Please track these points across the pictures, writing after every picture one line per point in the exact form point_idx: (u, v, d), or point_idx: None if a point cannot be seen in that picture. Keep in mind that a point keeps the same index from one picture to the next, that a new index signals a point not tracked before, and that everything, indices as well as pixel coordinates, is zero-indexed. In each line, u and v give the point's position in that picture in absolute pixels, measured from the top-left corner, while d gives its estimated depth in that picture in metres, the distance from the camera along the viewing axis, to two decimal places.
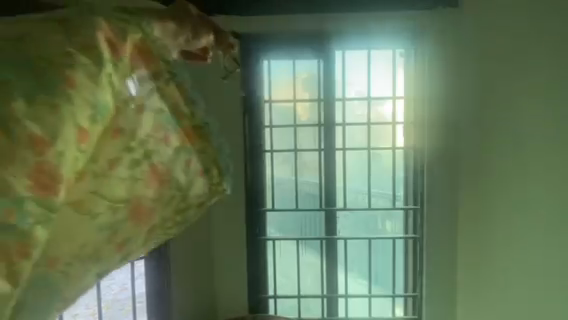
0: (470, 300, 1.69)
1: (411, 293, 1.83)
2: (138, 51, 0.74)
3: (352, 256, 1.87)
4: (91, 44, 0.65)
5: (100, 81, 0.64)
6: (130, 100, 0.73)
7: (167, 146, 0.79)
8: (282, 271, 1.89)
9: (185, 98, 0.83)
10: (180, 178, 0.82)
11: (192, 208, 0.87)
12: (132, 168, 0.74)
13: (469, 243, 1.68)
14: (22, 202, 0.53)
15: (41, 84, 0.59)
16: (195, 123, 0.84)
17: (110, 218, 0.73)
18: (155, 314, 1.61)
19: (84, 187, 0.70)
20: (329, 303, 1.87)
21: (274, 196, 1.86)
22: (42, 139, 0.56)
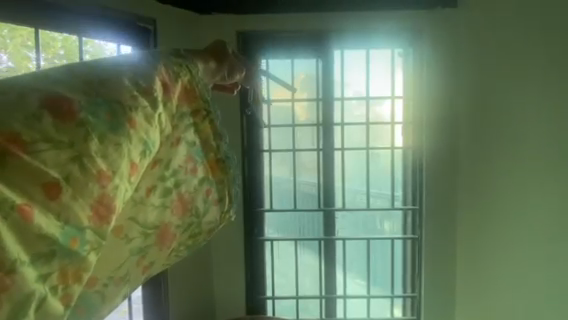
0: (469, 301, 1.68)
1: (410, 294, 1.83)
2: (184, 87, 0.56)
3: (351, 256, 1.86)
4: (145, 83, 0.47)
5: (155, 124, 0.47)
6: (171, 133, 0.54)
7: (195, 177, 0.57)
8: (280, 272, 1.87)
9: (217, 132, 0.61)
10: (203, 211, 0.58)
11: (203, 237, 0.61)
12: (160, 197, 0.53)
13: (468, 243, 1.68)
14: (82, 233, 0.37)
15: (99, 83, 0.44)
16: (221, 153, 0.61)
17: (140, 248, 0.52)
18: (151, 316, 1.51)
19: (125, 214, 0.49)
20: (329, 304, 1.85)
21: (273, 196, 1.85)
22: (104, 171, 0.39)
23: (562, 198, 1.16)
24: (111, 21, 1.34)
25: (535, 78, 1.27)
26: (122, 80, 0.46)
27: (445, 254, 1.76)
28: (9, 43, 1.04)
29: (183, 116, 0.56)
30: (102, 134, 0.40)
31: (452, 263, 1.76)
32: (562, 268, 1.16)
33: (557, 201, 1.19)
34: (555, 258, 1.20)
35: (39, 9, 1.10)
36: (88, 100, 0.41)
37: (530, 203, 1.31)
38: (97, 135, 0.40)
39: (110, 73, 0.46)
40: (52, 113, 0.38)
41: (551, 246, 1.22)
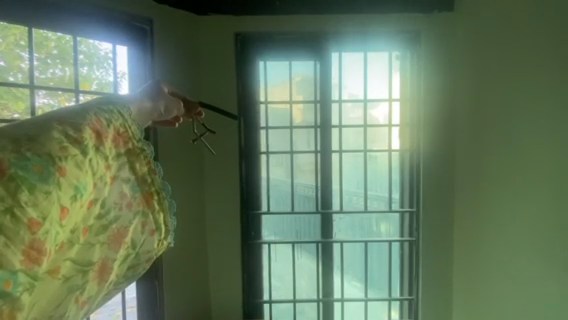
0: (465, 305, 1.68)
1: (407, 297, 1.83)
2: (117, 132, 0.61)
3: (348, 259, 1.85)
4: (75, 133, 0.53)
5: (85, 168, 0.52)
6: (106, 173, 0.57)
7: (130, 212, 0.61)
8: (276, 275, 1.86)
9: (151, 167, 0.65)
10: (140, 243, 0.63)
11: (144, 266, 0.66)
12: (96, 235, 0.57)
13: (467, 246, 1.68)
14: (14, 275, 0.42)
15: (25, 139, 0.48)
16: (157, 186, 0.65)
17: (79, 285, 0.54)
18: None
19: (63, 256, 0.52)
20: (326, 307, 1.83)
21: (269, 199, 1.83)
22: (35, 218, 0.44)
23: (555, 199, 1.15)
24: (106, 21, 1.32)
25: (528, 78, 1.27)
26: (51, 132, 0.51)
27: (441, 256, 1.77)
28: (1, 42, 1.06)
29: (119, 155, 0.61)
30: (32, 185, 0.45)
31: (449, 265, 1.76)
32: (556, 269, 1.15)
33: (549, 202, 1.18)
34: (548, 259, 1.19)
35: (33, 10, 1.12)
36: (17, 157, 0.46)
37: (524, 205, 1.31)
38: (27, 186, 0.45)
39: (37, 128, 0.50)
40: None
41: (544, 247, 1.21)
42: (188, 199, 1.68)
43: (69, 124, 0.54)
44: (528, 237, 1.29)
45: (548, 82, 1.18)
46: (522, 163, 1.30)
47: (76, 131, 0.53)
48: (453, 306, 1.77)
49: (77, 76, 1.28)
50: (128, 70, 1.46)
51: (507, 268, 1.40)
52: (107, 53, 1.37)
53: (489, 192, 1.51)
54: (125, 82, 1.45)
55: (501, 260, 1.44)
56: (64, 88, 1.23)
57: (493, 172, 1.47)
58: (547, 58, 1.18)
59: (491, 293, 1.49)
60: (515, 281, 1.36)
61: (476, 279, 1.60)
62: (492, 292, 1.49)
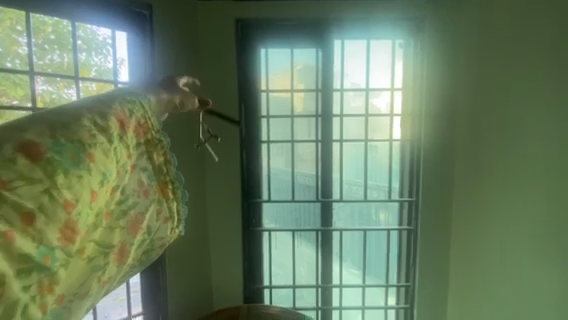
0: (461, 294, 1.72)
1: (404, 283, 1.87)
2: (138, 123, 0.64)
3: (347, 247, 1.89)
4: (102, 121, 0.55)
5: (111, 156, 0.55)
6: (127, 161, 0.61)
7: (147, 199, 0.65)
8: (277, 261, 1.90)
9: (166, 159, 0.70)
10: (155, 229, 0.66)
11: (156, 251, 0.70)
12: (118, 219, 0.59)
13: (466, 239, 1.68)
14: (52, 252, 0.44)
15: (58, 124, 0.49)
16: (171, 176, 0.70)
17: (102, 266, 0.55)
18: (150, 304, 1.55)
19: (92, 237, 0.53)
20: (324, 292, 1.89)
21: (270, 187, 1.85)
22: (70, 199, 0.46)
23: (556, 190, 1.15)
24: (105, 5, 1.30)
25: (533, 68, 1.25)
26: (82, 120, 0.53)
27: (439, 245, 1.79)
28: None
29: (138, 146, 0.64)
30: (68, 168, 0.47)
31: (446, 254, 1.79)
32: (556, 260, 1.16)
33: (550, 193, 1.18)
34: (547, 249, 1.20)
35: None
36: (53, 141, 0.46)
37: (523, 196, 1.31)
38: (63, 170, 0.46)
39: (69, 114, 0.52)
40: (24, 152, 0.43)
41: (543, 237, 1.22)
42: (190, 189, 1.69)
43: (98, 112, 0.56)
44: (527, 228, 1.30)
45: (554, 72, 1.16)
46: (524, 154, 1.30)
47: (105, 118, 0.56)
48: (449, 293, 1.81)
49: (76, 62, 1.27)
50: (128, 58, 1.46)
51: (504, 257, 1.42)
52: (106, 39, 1.36)
53: (488, 183, 1.51)
54: (125, 69, 1.44)
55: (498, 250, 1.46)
56: (62, 75, 1.23)
57: (494, 163, 1.47)
58: (553, 47, 1.16)
59: (487, 283, 1.52)
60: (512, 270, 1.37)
61: (472, 268, 1.63)
62: (488, 282, 1.51)
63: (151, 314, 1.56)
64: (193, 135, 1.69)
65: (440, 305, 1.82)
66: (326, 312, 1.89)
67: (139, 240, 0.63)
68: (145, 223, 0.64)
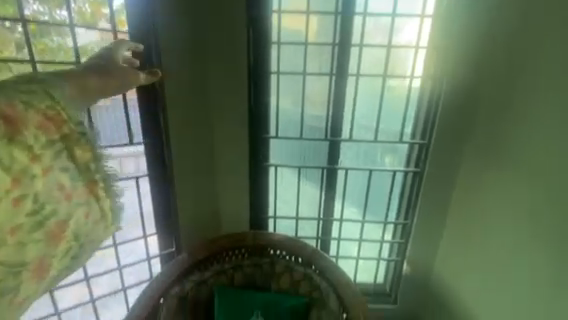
0: (455, 238, 1.81)
1: (402, 221, 1.97)
2: (45, 117, 0.60)
3: (350, 185, 1.92)
4: (49, 78, 0.64)
5: None
6: (31, 166, 0.57)
7: (70, 203, 0.63)
8: (281, 196, 1.97)
9: (91, 154, 0.66)
10: (83, 235, 0.66)
11: (76, 249, 0.66)
12: (29, 233, 0.58)
13: (471, 187, 1.66)
14: None
15: None
16: (99, 173, 0.67)
17: (12, 286, 0.57)
18: (164, 224, 1.82)
19: None
20: (325, 225, 2.01)
21: (278, 123, 1.79)
22: (13, 184, 0.55)
23: None
24: None
25: None
26: None
27: (442, 188, 1.82)
28: None
29: (49, 142, 0.60)
30: None
31: (449, 196, 1.83)
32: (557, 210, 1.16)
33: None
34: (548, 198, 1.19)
35: None
36: None
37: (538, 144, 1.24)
38: None
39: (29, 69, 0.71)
40: None
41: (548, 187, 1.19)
42: (201, 129, 1.73)
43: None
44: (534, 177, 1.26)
45: None
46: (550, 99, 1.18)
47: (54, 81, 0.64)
48: (444, 231, 1.90)
49: None
50: None
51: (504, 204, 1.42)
52: None
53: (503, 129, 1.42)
54: None
55: (498, 197, 1.45)
56: None
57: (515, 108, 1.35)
58: None
59: (482, 226, 1.57)
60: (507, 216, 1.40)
61: (470, 211, 1.67)
62: (483, 225, 1.56)
63: (164, 234, 1.85)
64: (203, 73, 1.65)
65: (432, 241, 1.95)
66: (325, 242, 2.05)
67: (63, 245, 0.63)
68: (71, 220, 0.63)
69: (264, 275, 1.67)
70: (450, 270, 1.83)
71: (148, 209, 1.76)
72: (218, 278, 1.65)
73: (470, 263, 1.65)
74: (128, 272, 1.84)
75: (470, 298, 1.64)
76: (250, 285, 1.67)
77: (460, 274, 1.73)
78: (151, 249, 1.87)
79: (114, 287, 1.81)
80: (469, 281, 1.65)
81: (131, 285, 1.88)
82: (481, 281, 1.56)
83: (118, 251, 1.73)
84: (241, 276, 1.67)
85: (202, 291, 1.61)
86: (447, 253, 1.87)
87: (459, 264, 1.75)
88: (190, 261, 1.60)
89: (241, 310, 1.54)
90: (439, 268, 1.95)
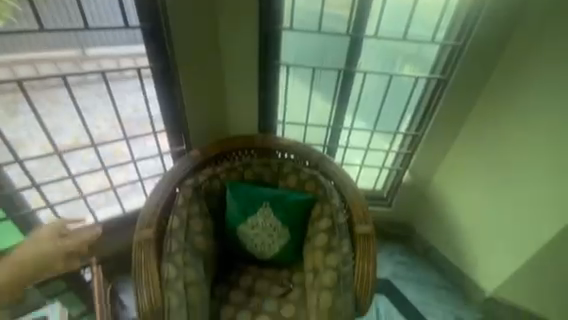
0: (455, 162, 1.99)
1: (412, 133, 1.96)
2: None
3: (368, 90, 1.85)
4: None
5: None
6: None
7: None
8: (291, 100, 1.92)
9: None
10: None
11: None
12: None
13: (488, 115, 1.74)
14: None
15: None
16: None
17: None
18: (172, 123, 1.84)
19: None
20: (334, 133, 2.03)
21: (296, 12, 1.60)
22: None
23: None
24: None
25: None
26: None
27: (465, 97, 1.76)
28: None
29: None
30: None
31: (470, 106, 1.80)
32: None
33: None
34: None
35: None
36: None
37: None
38: None
39: None
40: None
41: None
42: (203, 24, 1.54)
43: None
44: None
45: None
46: None
47: None
48: (454, 142, 1.96)
49: None
50: None
51: (545, 104, 1.47)
52: None
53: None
54: None
55: (538, 97, 1.49)
56: None
57: None
58: None
59: (509, 129, 1.64)
60: (549, 115, 1.46)
61: (494, 118, 1.71)
62: (512, 128, 1.63)
63: (173, 132, 1.88)
64: None
65: (440, 153, 2.01)
66: (332, 150, 2.11)
67: None
68: None
69: (273, 174, 1.76)
70: (443, 188, 2.09)
71: (156, 114, 1.83)
72: (229, 174, 1.71)
73: (467, 182, 1.93)
74: (143, 165, 1.98)
75: (461, 208, 2.00)
76: (259, 182, 1.75)
77: (454, 191, 2.02)
78: (162, 144, 1.95)
79: (131, 177, 1.99)
80: (465, 196, 1.96)
81: (147, 178, 2.04)
82: (478, 195, 1.88)
83: (130, 144, 1.87)
84: (251, 173, 1.74)
85: (212, 184, 1.67)
86: (442, 174, 2.08)
87: (453, 184, 2.02)
88: (203, 157, 1.74)
89: (250, 203, 1.61)
90: (436, 183, 2.13)
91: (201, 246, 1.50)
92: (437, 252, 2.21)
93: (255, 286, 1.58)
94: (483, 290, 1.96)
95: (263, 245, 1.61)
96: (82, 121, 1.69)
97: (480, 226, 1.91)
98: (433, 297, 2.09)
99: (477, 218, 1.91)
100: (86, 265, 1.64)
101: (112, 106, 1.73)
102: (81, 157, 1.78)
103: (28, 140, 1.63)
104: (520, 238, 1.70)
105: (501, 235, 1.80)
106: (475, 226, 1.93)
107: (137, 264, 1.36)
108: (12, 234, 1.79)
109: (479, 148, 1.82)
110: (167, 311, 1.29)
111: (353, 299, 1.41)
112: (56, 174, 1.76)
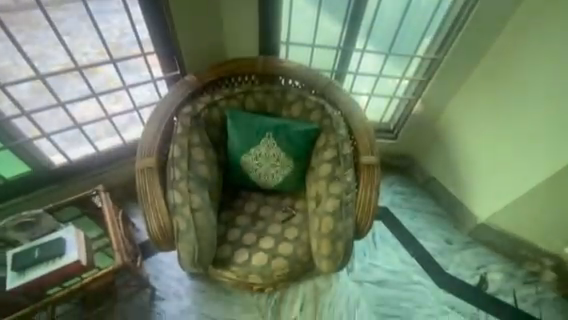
0: (470, 93, 1.91)
1: (431, 57, 1.84)
2: None
3: (387, 4, 1.68)
4: None
5: None
6: None
7: None
8: (297, 16, 1.72)
9: None
10: None
11: None
12: None
13: (513, 42, 1.65)
14: None
15: None
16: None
17: None
18: (165, 44, 1.68)
19: None
20: (344, 56, 1.90)
21: None
22: None
23: None
24: None
25: None
26: None
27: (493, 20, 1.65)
28: None
29: None
30: None
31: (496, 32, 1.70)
32: None
33: None
34: None
35: None
36: None
37: None
38: None
39: None
40: None
41: None
42: None
43: None
44: None
45: None
46: None
47: None
48: (472, 74, 1.88)
49: None
50: None
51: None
52: None
53: None
54: None
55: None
56: None
57: None
58: None
59: (536, 56, 1.57)
60: None
61: (522, 44, 1.62)
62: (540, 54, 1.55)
63: (164, 55, 1.74)
64: None
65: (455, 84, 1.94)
66: (340, 75, 2.00)
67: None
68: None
69: (276, 102, 1.64)
70: (454, 121, 2.04)
71: (144, 35, 1.66)
72: (228, 103, 1.61)
73: (482, 113, 1.87)
74: (134, 93, 1.87)
75: (471, 141, 1.96)
76: (260, 111, 1.65)
77: (466, 124, 1.97)
78: (154, 70, 1.82)
79: (124, 106, 1.90)
80: (477, 128, 1.91)
81: (142, 107, 1.95)
82: (491, 126, 1.84)
83: (119, 69, 1.72)
84: (252, 102, 1.63)
85: (211, 112, 1.58)
86: (455, 107, 2.01)
87: (465, 116, 1.96)
88: (200, 83, 1.61)
89: (252, 132, 1.55)
90: (446, 116, 2.08)
91: (203, 175, 1.49)
92: (437, 183, 2.24)
93: (259, 212, 1.62)
94: (477, 218, 2.02)
95: (266, 174, 1.60)
96: (65, 46, 1.52)
97: (485, 160, 1.90)
98: (427, 223, 2.16)
99: (483, 151, 1.90)
100: (94, 193, 1.67)
101: (97, 33, 1.56)
102: (68, 84, 1.65)
103: (13, 68, 1.49)
104: (532, 164, 1.68)
105: (507, 168, 1.80)
106: (483, 157, 1.91)
107: (141, 190, 1.38)
108: (14, 165, 1.76)
109: (497, 79, 1.75)
110: (176, 233, 1.35)
111: (354, 224, 1.45)
112: (45, 103, 1.65)
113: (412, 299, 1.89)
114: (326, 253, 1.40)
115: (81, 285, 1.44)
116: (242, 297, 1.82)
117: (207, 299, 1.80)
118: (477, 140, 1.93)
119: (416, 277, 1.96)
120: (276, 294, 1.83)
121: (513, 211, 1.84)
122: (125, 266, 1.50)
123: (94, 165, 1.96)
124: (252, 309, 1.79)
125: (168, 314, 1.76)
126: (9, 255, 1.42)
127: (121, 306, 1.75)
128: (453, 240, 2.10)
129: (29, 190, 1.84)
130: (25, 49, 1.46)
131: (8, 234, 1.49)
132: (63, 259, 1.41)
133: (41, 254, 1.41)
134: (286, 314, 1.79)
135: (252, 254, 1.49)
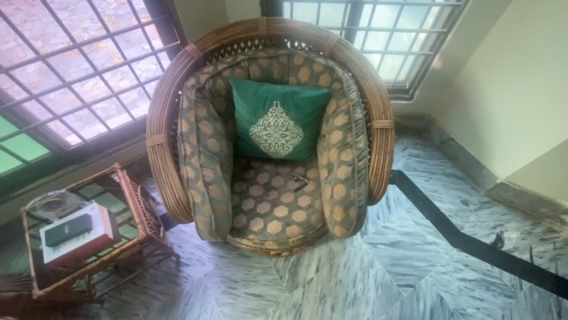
0: (490, 48, 1.78)
1: (452, 4, 1.66)
2: None
3: None
4: None
5: None
6: None
7: None
8: None
9: None
10: None
11: None
12: None
13: (516, 17, 1.59)
14: None
15: None
16: None
17: None
18: (162, 10, 1.62)
19: None
20: (353, 10, 1.74)
21: None
22: None
23: None
24: None
25: None
26: None
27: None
28: None
29: None
30: None
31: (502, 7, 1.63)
32: None
33: None
34: None
35: None
36: None
37: None
38: None
39: None
40: None
41: None
42: None
43: None
44: None
45: None
46: None
47: None
48: (479, 46, 1.84)
49: None
50: None
51: None
52: None
53: None
54: None
55: None
56: None
57: None
58: None
59: (538, 29, 1.49)
60: None
61: (525, 18, 1.55)
62: (543, 26, 1.47)
63: (163, 24, 1.69)
64: None
65: (463, 56, 1.90)
66: (350, 33, 1.86)
67: None
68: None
69: (282, 68, 1.56)
70: (473, 80, 1.93)
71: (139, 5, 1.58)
72: (232, 72, 1.55)
73: (495, 75, 1.78)
74: (137, 68, 1.85)
75: (488, 100, 1.85)
76: (267, 79, 1.58)
77: (485, 82, 1.85)
78: (154, 41, 1.77)
79: (130, 82, 1.89)
80: (491, 89, 1.82)
81: (148, 82, 1.96)
82: (496, 96, 1.80)
83: (118, 43, 1.66)
84: (256, 69, 1.56)
85: (216, 83, 1.54)
86: (474, 64, 1.90)
87: (485, 74, 1.84)
88: (202, 52, 1.54)
89: (259, 102, 1.50)
90: (466, 73, 1.97)
91: (213, 147, 1.48)
92: (455, 143, 2.18)
93: (272, 183, 1.65)
94: (492, 178, 1.98)
95: (276, 144, 1.58)
96: (64, 29, 1.45)
97: (490, 133, 1.90)
98: (443, 185, 2.15)
99: (488, 125, 1.90)
100: (112, 171, 1.73)
101: (89, 4, 1.44)
102: (72, 63, 1.60)
103: (18, 49, 1.42)
104: (532, 138, 1.65)
105: (510, 141, 1.79)
106: (490, 126, 1.89)
107: (155, 167, 1.40)
108: (33, 147, 1.82)
109: (502, 52, 1.70)
110: (192, 205, 1.37)
111: (368, 190, 1.41)
112: (51, 84, 1.63)
113: (425, 258, 1.90)
114: (339, 220, 1.39)
115: (109, 256, 1.51)
116: (261, 261, 1.93)
117: (228, 264, 1.93)
118: (486, 106, 1.87)
119: (429, 237, 1.97)
120: (292, 257, 1.94)
121: (525, 175, 1.80)
122: (149, 237, 1.57)
123: (112, 143, 2.05)
124: (270, 272, 1.90)
125: (194, 277, 1.90)
126: (43, 233, 1.53)
127: (152, 271, 1.91)
128: (470, 201, 2.09)
129: (55, 170, 1.95)
130: (22, 30, 1.37)
131: (37, 212, 1.59)
132: (92, 234, 1.52)
133: (70, 231, 1.51)
134: (303, 275, 1.88)
135: (267, 222, 1.51)
